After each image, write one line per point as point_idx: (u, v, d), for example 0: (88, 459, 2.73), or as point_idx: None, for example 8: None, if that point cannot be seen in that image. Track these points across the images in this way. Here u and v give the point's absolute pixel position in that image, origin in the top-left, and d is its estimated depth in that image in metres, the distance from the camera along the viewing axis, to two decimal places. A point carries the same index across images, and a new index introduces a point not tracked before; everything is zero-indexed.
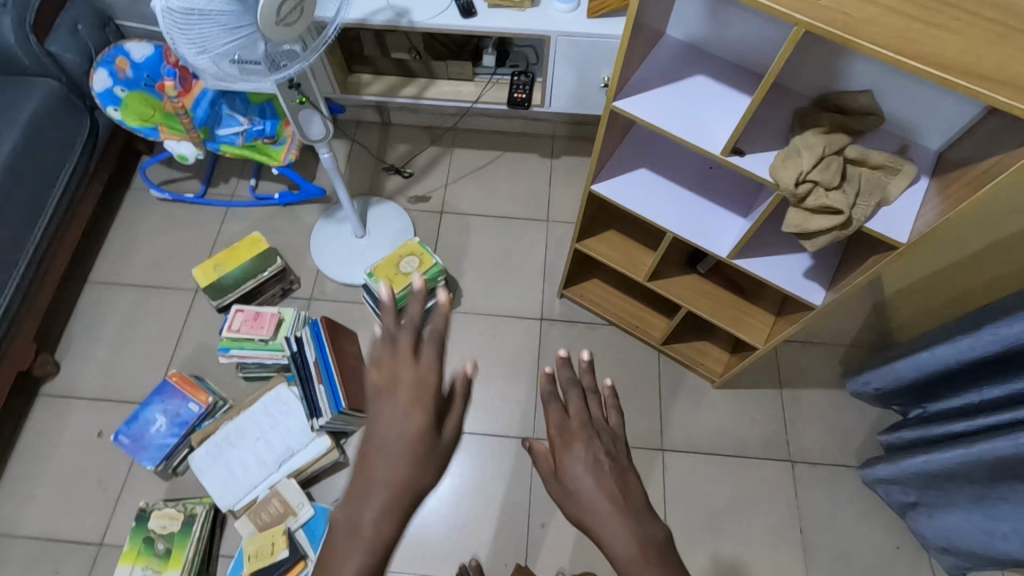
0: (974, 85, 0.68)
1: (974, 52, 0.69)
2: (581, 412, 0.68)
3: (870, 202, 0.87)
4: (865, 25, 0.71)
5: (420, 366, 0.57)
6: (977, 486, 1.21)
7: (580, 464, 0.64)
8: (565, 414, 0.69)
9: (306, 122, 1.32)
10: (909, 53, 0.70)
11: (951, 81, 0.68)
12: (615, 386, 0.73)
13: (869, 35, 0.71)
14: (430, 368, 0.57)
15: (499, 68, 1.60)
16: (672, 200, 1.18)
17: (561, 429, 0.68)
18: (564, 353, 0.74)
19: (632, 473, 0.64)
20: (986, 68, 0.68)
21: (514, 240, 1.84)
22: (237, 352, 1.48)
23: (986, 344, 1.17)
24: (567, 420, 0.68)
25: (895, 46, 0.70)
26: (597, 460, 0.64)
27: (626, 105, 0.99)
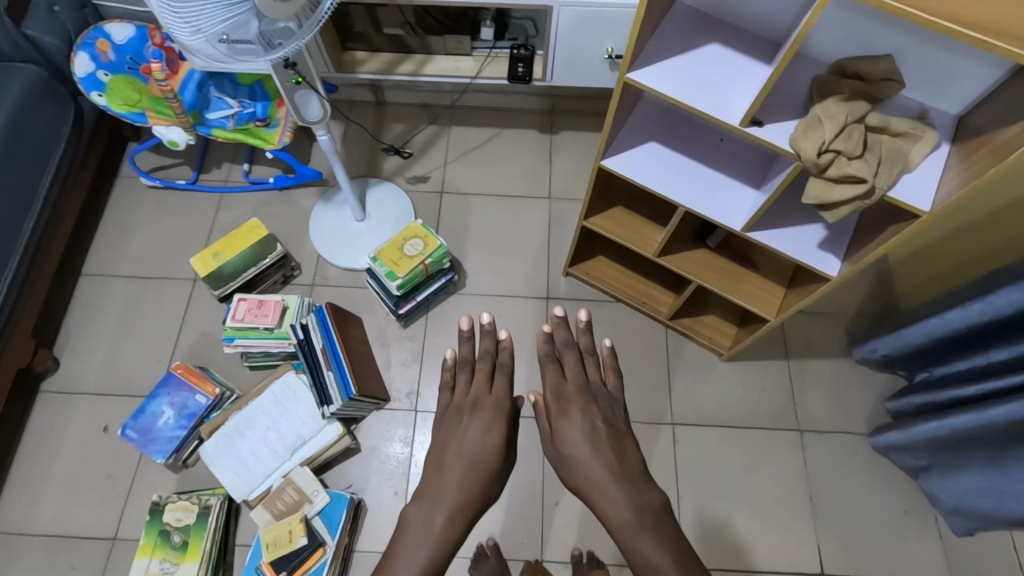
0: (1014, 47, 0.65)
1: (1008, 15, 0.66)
2: (577, 376, 0.99)
3: (892, 171, 0.86)
4: None
5: (494, 391, 0.97)
6: (991, 449, 1.22)
7: (576, 432, 0.90)
8: (563, 376, 1.00)
9: (304, 103, 1.28)
10: (943, 13, 0.66)
11: (984, 42, 0.66)
12: (610, 348, 1.06)
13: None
14: (502, 398, 0.95)
15: (497, 42, 1.53)
16: (684, 174, 1.15)
17: (559, 397, 0.96)
18: (560, 316, 1.08)
19: (619, 438, 0.90)
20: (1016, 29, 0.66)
21: (517, 218, 1.82)
22: (242, 342, 1.45)
23: (997, 308, 1.18)
24: (564, 384, 0.98)
25: (925, 7, 0.67)
26: (592, 426, 0.91)
27: (640, 76, 0.95)
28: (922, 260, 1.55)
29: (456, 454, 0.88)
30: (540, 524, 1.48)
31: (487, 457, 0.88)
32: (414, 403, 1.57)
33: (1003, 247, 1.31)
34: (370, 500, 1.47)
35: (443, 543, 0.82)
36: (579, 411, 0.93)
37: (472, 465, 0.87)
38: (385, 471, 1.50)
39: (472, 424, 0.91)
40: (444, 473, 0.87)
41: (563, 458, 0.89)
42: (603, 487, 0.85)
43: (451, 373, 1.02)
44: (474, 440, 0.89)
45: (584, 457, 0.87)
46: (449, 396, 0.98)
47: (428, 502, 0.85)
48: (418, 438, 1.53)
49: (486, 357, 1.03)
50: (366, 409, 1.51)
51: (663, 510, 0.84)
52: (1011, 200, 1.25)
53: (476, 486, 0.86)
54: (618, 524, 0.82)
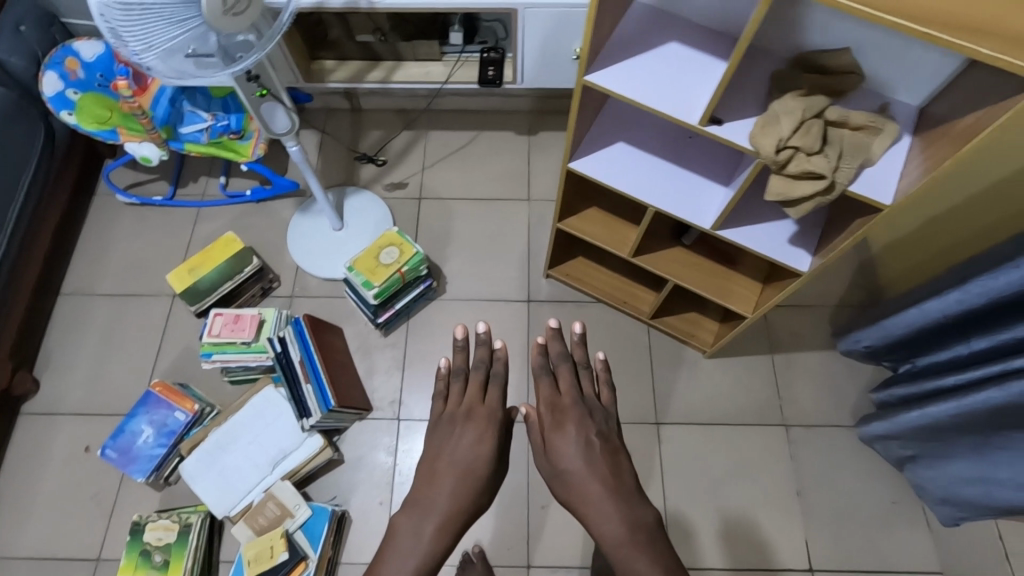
0: (957, 38, 0.61)
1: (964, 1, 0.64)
2: (570, 390, 1.05)
3: (852, 164, 0.85)
4: None
5: (487, 401, 1.03)
6: (975, 437, 1.16)
7: (571, 447, 0.94)
8: (556, 389, 1.06)
9: (270, 115, 1.27)
10: (882, 5, 0.62)
11: (932, 34, 0.61)
12: (603, 360, 1.12)
13: None
14: (494, 408, 1.01)
15: (467, 46, 1.52)
16: (653, 173, 1.14)
17: (553, 410, 1.01)
18: (555, 331, 1.16)
19: (615, 453, 0.94)
20: (969, 22, 0.62)
21: (496, 222, 1.81)
22: (220, 357, 1.43)
23: (974, 297, 1.16)
24: (558, 398, 1.04)
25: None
26: (587, 441, 0.95)
27: (599, 78, 0.94)
28: (908, 244, 1.53)
29: (449, 465, 0.92)
30: (527, 529, 1.47)
31: (480, 465, 0.93)
32: (397, 412, 1.56)
33: (982, 232, 1.31)
34: (355, 511, 1.46)
35: (433, 552, 0.86)
36: (574, 426, 0.97)
37: (465, 472, 0.92)
38: (370, 481, 1.49)
39: (465, 432, 0.96)
40: (436, 481, 0.91)
41: (558, 470, 0.93)
42: (598, 502, 0.88)
43: (446, 381, 1.08)
44: (467, 448, 0.94)
45: (578, 471, 0.92)
46: (443, 404, 1.04)
47: (418, 512, 0.89)
48: (401, 448, 1.52)
49: (481, 366, 1.09)
50: (348, 419, 1.50)
51: (656, 526, 0.87)
52: (989, 184, 1.25)
53: (466, 496, 0.90)
54: (612, 537, 0.85)
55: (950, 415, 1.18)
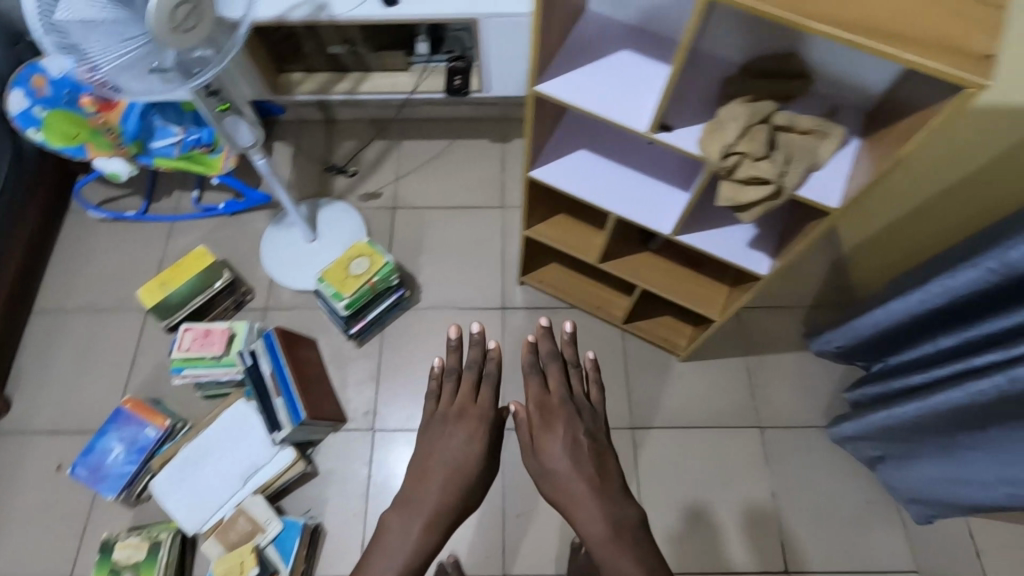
0: (879, 44, 0.61)
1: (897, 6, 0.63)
2: (559, 389, 1.07)
3: (800, 169, 0.85)
4: None
5: (478, 402, 1.07)
6: (940, 438, 1.15)
7: (559, 448, 0.96)
8: (544, 388, 1.08)
9: (233, 129, 1.28)
10: (805, 11, 0.62)
11: (853, 40, 0.61)
12: (592, 361, 1.15)
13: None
14: (486, 408, 1.05)
15: (433, 55, 1.52)
16: (614, 180, 1.15)
17: (543, 410, 1.03)
18: (545, 330, 1.18)
19: (603, 453, 0.96)
20: (891, 27, 0.62)
21: (470, 229, 1.81)
22: (191, 372, 1.42)
23: (933, 298, 1.17)
24: (547, 396, 1.05)
25: (791, 7, 0.63)
26: (574, 441, 0.97)
27: (550, 88, 0.94)
28: (883, 242, 1.56)
29: (438, 462, 0.97)
30: (502, 538, 1.47)
31: (469, 464, 0.97)
32: (372, 423, 1.56)
33: (958, 225, 1.34)
34: (329, 524, 1.45)
35: (420, 550, 0.90)
36: (562, 426, 0.99)
37: (454, 471, 0.96)
38: (344, 493, 1.49)
39: (456, 431, 1.01)
40: (427, 480, 0.95)
41: (545, 469, 0.95)
42: (583, 501, 0.90)
43: (439, 381, 1.12)
44: (458, 447, 0.99)
45: (564, 471, 0.93)
46: (436, 404, 1.08)
47: (408, 510, 0.93)
48: (376, 459, 1.52)
49: (473, 367, 1.13)
50: (321, 431, 1.50)
51: (639, 525, 0.89)
52: (959, 177, 1.29)
53: (455, 492, 0.95)
54: (596, 535, 0.87)
55: (912, 418, 1.18)
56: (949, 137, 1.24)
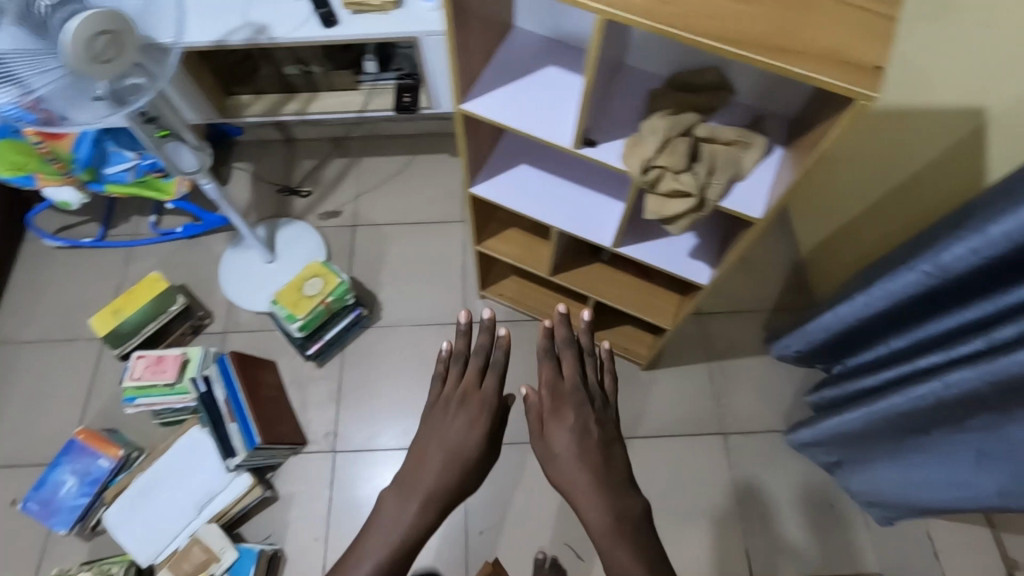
0: (772, 59, 0.62)
1: (792, 18, 0.64)
2: (573, 375, 0.95)
3: (723, 180, 0.86)
4: (661, 5, 0.65)
5: (483, 388, 0.94)
6: (889, 442, 1.15)
7: (567, 436, 0.87)
8: (558, 374, 0.95)
9: (176, 154, 1.26)
10: (699, 29, 0.63)
11: (746, 56, 0.62)
12: (610, 349, 1.02)
13: (664, 17, 0.64)
14: (491, 394, 0.93)
15: (382, 73, 1.52)
16: (554, 194, 1.14)
17: (553, 396, 0.92)
18: (563, 313, 1.03)
19: (611, 444, 0.87)
20: (785, 40, 0.63)
21: (431, 245, 1.80)
22: (143, 401, 1.41)
23: (879, 300, 1.17)
24: (560, 382, 0.94)
25: (686, 25, 0.64)
26: (583, 429, 0.88)
27: (476, 107, 0.94)
28: (839, 245, 1.56)
29: (438, 445, 0.88)
30: (466, 556, 1.45)
31: (469, 451, 0.88)
32: (333, 444, 1.55)
33: (903, 228, 1.34)
34: (290, 549, 1.44)
35: (416, 528, 0.83)
36: (572, 413, 0.89)
37: (451, 458, 0.87)
38: (305, 517, 1.47)
39: (457, 417, 0.90)
40: (423, 466, 0.86)
41: (552, 456, 0.87)
42: (588, 492, 0.82)
43: (444, 365, 0.99)
44: (458, 433, 0.89)
45: (572, 460, 0.85)
46: (439, 388, 0.96)
47: (402, 493, 0.85)
48: (338, 480, 1.51)
49: (481, 352, 0.99)
50: (280, 455, 1.48)
51: (643, 518, 0.82)
52: (906, 176, 1.29)
53: (453, 480, 0.86)
54: (599, 525, 0.80)
55: (859, 425, 1.17)
56: (898, 129, 1.26)
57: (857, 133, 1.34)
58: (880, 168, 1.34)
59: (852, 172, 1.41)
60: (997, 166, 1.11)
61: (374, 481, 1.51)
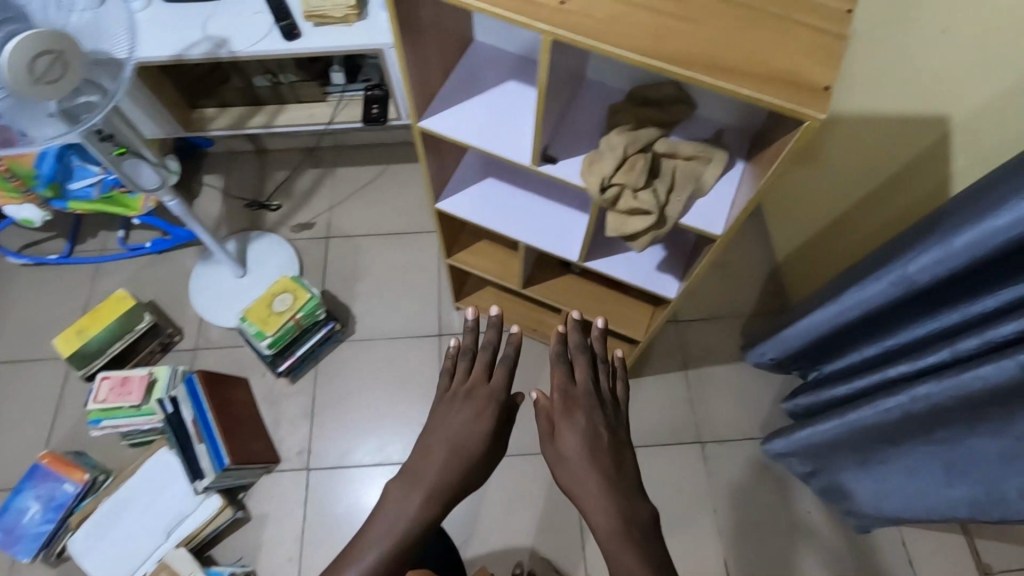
0: (718, 80, 0.61)
1: (738, 38, 0.63)
2: (586, 378, 0.92)
3: (682, 196, 0.85)
4: (608, 26, 0.63)
5: (490, 383, 0.92)
6: (860, 452, 1.14)
7: (576, 437, 0.83)
8: (569, 379, 0.92)
9: (135, 172, 1.25)
10: (647, 50, 0.62)
11: (688, 76, 0.61)
12: (623, 358, 1.01)
13: (611, 37, 0.63)
14: (497, 390, 0.91)
15: (350, 84, 1.50)
16: (521, 208, 1.13)
17: (564, 396, 0.89)
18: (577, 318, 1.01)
19: (622, 449, 0.83)
20: (729, 59, 0.61)
21: (405, 256, 1.78)
22: (109, 423, 1.38)
23: (848, 310, 1.16)
24: (572, 386, 0.91)
25: (633, 46, 0.62)
26: (594, 431, 0.84)
27: (434, 125, 0.93)
28: (812, 252, 1.56)
29: (442, 440, 0.85)
30: None
31: (474, 445, 0.85)
32: (306, 461, 1.52)
33: (875, 234, 1.34)
34: (263, 570, 1.41)
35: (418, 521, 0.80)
36: (583, 415, 0.86)
37: (455, 450, 0.84)
38: (278, 537, 1.45)
39: (463, 409, 0.88)
40: (428, 457, 0.84)
41: (559, 457, 0.83)
42: (596, 493, 0.78)
43: (451, 361, 0.97)
44: (463, 426, 0.86)
45: (581, 460, 0.81)
46: (446, 382, 0.94)
47: (405, 483, 0.82)
48: (312, 498, 1.48)
49: (489, 347, 0.97)
50: (252, 474, 1.46)
51: (651, 526, 0.77)
52: (876, 184, 1.29)
53: (456, 473, 0.83)
54: (604, 529, 0.75)
55: (829, 437, 1.16)
56: (867, 138, 1.25)
57: (830, 140, 1.34)
58: (853, 174, 1.33)
59: (828, 177, 1.40)
60: (964, 173, 1.11)
61: (350, 498, 1.49)
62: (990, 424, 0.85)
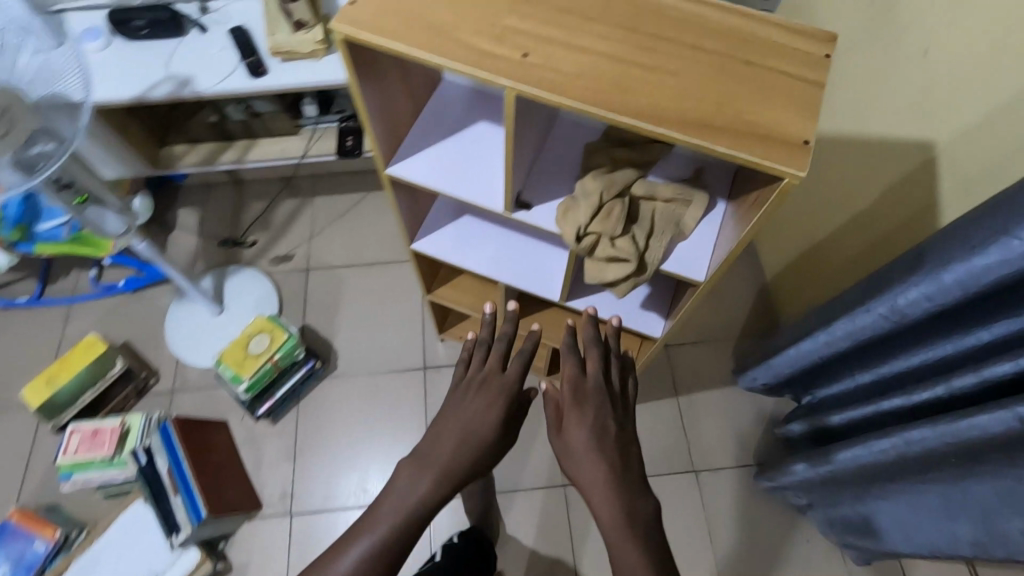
0: (692, 137, 0.57)
1: (710, 91, 0.60)
2: (600, 371, 0.83)
3: (663, 241, 0.81)
4: (575, 80, 0.60)
5: (504, 373, 0.86)
6: (855, 487, 1.11)
7: (583, 431, 0.77)
8: (582, 370, 0.84)
9: (99, 219, 1.19)
10: (616, 106, 0.58)
11: (661, 133, 0.57)
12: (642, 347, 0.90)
13: (577, 92, 0.59)
14: (509, 381, 0.85)
15: (323, 116, 1.46)
16: (500, 246, 1.09)
17: (575, 389, 0.82)
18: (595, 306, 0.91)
19: (630, 445, 0.77)
20: (703, 114, 0.58)
21: (387, 286, 1.74)
22: (81, 477, 1.33)
23: (838, 340, 1.13)
24: (583, 380, 0.82)
25: (602, 101, 0.59)
26: (603, 425, 0.78)
27: (403, 171, 0.89)
28: (798, 274, 1.52)
29: (452, 428, 0.81)
30: None
31: (484, 432, 0.80)
32: (289, 505, 1.47)
33: (854, 259, 1.30)
34: None
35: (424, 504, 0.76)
36: (593, 408, 0.79)
37: (465, 436, 0.80)
38: None
39: (473, 399, 0.82)
40: (439, 439, 0.80)
41: (568, 450, 0.78)
42: (600, 487, 0.73)
43: (466, 351, 0.90)
44: (474, 413, 0.81)
45: (587, 455, 0.76)
46: (460, 371, 0.88)
47: (416, 465, 0.78)
48: (296, 545, 1.43)
49: (503, 337, 0.89)
50: (232, 523, 1.41)
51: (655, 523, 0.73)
52: (859, 209, 1.24)
53: (466, 458, 0.79)
54: (608, 527, 0.71)
55: (825, 473, 1.14)
56: (851, 160, 1.22)
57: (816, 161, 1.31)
58: (837, 197, 1.30)
59: (814, 198, 1.38)
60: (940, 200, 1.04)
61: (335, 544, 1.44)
62: (984, 474, 0.81)
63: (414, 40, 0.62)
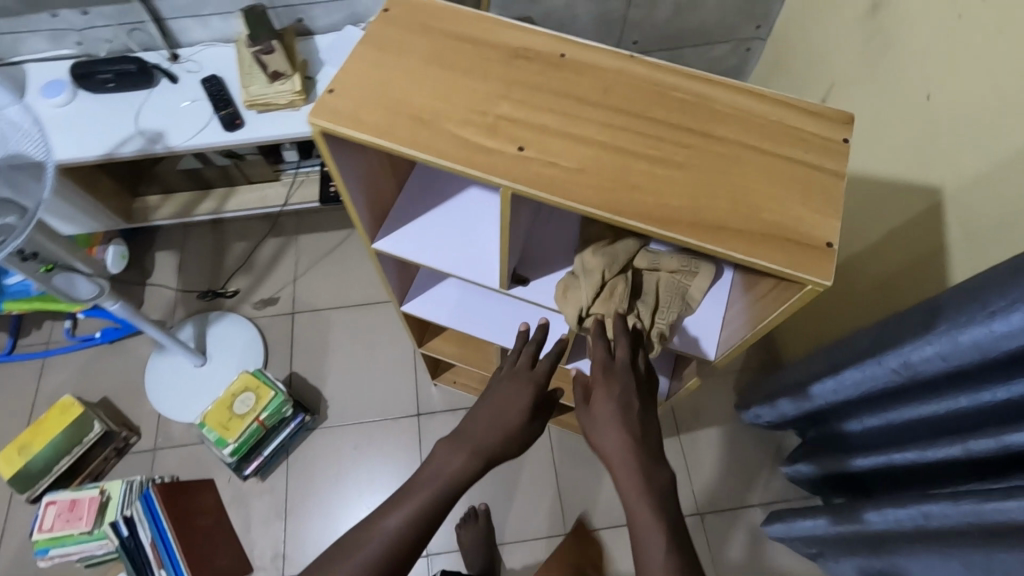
0: (708, 242, 0.55)
1: (711, 188, 0.57)
2: (628, 353, 0.71)
3: (670, 314, 0.76)
4: (575, 177, 0.57)
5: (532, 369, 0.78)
6: (869, 545, 1.06)
7: (606, 407, 0.67)
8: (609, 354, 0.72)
9: (69, 285, 1.12)
10: (621, 208, 0.55)
11: (676, 240, 0.55)
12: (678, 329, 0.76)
13: (578, 191, 0.56)
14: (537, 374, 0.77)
15: (304, 161, 1.42)
16: (494, 307, 1.04)
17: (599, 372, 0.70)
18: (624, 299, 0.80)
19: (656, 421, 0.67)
20: (716, 216, 0.56)
21: (377, 328, 1.68)
22: (58, 552, 1.27)
23: (846, 389, 1.08)
24: (608, 362, 0.70)
25: (606, 202, 0.56)
26: (627, 403, 0.67)
27: (389, 246, 0.83)
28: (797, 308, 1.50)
29: (482, 411, 0.75)
30: None
31: (518, 415, 0.74)
32: (282, 567, 1.41)
33: (853, 297, 1.25)
34: None
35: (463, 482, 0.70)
36: (616, 388, 0.68)
37: (500, 415, 0.74)
38: None
39: (500, 385, 0.76)
40: (475, 416, 0.74)
41: (588, 426, 0.68)
42: (621, 458, 0.64)
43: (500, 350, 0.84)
44: (506, 395, 0.75)
45: (608, 432, 0.66)
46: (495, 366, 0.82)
47: (454, 439, 0.73)
48: None
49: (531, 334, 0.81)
50: None
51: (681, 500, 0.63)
52: (861, 247, 1.20)
53: (502, 435, 0.73)
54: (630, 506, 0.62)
55: (835, 531, 1.12)
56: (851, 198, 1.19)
57: None
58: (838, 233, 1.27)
59: None
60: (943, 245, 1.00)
61: None
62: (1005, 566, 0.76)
63: (400, 134, 0.59)
